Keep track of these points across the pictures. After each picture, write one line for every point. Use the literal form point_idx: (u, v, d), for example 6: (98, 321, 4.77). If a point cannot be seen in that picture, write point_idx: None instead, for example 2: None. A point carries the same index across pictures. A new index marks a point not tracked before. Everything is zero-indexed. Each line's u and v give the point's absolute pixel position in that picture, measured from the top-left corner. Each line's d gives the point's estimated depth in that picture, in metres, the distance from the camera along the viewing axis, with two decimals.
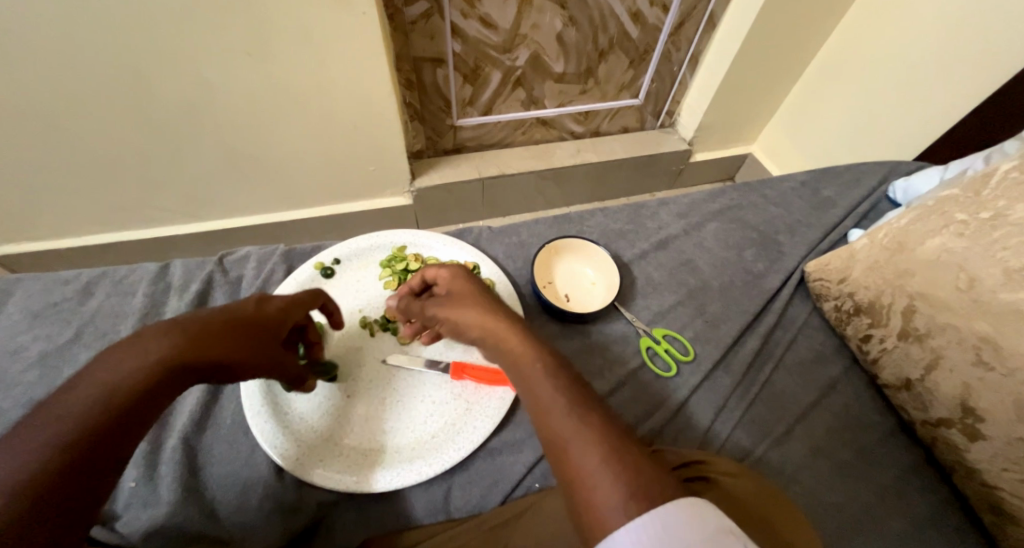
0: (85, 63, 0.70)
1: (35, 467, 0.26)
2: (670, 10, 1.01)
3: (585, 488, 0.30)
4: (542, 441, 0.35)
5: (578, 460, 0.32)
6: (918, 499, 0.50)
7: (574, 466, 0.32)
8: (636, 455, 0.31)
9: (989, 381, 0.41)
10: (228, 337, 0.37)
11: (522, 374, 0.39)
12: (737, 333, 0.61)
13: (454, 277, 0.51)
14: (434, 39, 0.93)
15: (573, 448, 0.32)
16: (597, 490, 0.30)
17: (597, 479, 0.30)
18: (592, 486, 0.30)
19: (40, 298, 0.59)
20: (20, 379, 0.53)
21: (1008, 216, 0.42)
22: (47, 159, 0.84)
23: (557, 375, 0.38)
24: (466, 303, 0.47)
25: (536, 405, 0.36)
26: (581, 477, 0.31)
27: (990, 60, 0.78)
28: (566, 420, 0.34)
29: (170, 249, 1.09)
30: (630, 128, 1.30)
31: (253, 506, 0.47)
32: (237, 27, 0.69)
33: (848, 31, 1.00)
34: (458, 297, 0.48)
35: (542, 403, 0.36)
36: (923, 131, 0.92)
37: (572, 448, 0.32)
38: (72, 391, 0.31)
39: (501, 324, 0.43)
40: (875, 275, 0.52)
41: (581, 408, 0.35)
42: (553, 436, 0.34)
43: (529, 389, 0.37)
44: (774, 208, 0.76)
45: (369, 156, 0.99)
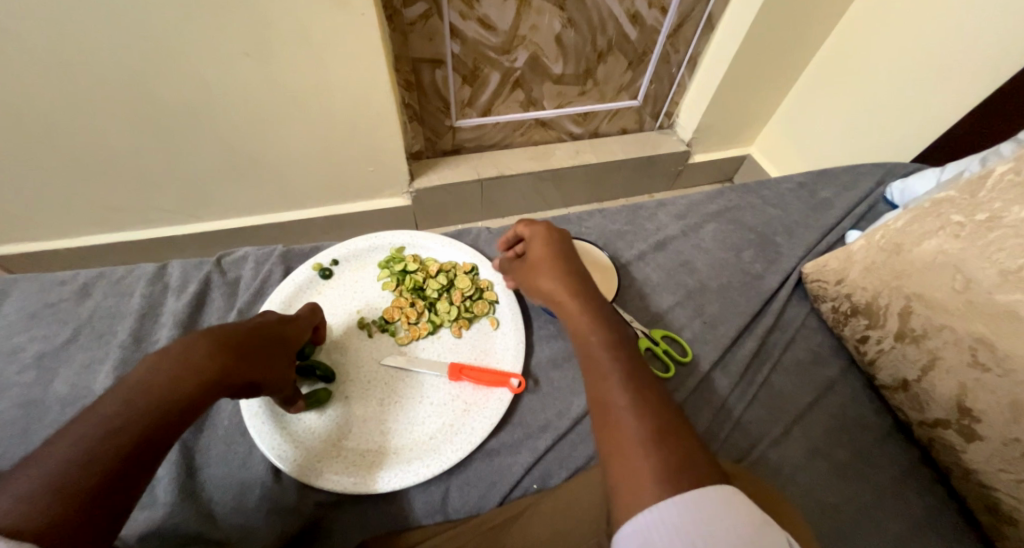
0: (82, 63, 0.70)
1: (66, 474, 0.29)
2: (669, 12, 1.01)
3: (623, 453, 0.34)
4: (595, 401, 0.39)
5: (623, 425, 0.35)
6: (915, 500, 0.50)
7: (619, 428, 0.35)
8: (677, 437, 0.34)
9: (986, 382, 0.41)
10: (222, 356, 0.39)
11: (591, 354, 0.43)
12: (735, 333, 0.61)
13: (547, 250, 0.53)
14: (433, 40, 0.93)
15: (622, 413, 0.36)
16: (632, 458, 0.33)
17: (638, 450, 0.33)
18: (630, 451, 0.33)
19: (37, 298, 0.59)
20: (18, 379, 0.53)
21: (1004, 217, 0.42)
22: (45, 160, 0.84)
23: (620, 351, 0.42)
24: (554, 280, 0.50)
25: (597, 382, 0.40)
26: (620, 443, 0.34)
27: (987, 62, 0.78)
28: (621, 390, 0.38)
29: (169, 249, 1.09)
30: (628, 130, 1.30)
31: (251, 507, 0.47)
32: (235, 26, 0.69)
33: (846, 34, 1.00)
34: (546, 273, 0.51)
35: (602, 371, 0.40)
36: (921, 133, 0.92)
37: (622, 413, 0.36)
38: (98, 404, 0.33)
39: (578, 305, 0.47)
40: (873, 276, 0.52)
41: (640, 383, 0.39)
42: (604, 399, 0.38)
43: (592, 358, 0.42)
44: (773, 209, 0.76)
45: (368, 157, 0.99)
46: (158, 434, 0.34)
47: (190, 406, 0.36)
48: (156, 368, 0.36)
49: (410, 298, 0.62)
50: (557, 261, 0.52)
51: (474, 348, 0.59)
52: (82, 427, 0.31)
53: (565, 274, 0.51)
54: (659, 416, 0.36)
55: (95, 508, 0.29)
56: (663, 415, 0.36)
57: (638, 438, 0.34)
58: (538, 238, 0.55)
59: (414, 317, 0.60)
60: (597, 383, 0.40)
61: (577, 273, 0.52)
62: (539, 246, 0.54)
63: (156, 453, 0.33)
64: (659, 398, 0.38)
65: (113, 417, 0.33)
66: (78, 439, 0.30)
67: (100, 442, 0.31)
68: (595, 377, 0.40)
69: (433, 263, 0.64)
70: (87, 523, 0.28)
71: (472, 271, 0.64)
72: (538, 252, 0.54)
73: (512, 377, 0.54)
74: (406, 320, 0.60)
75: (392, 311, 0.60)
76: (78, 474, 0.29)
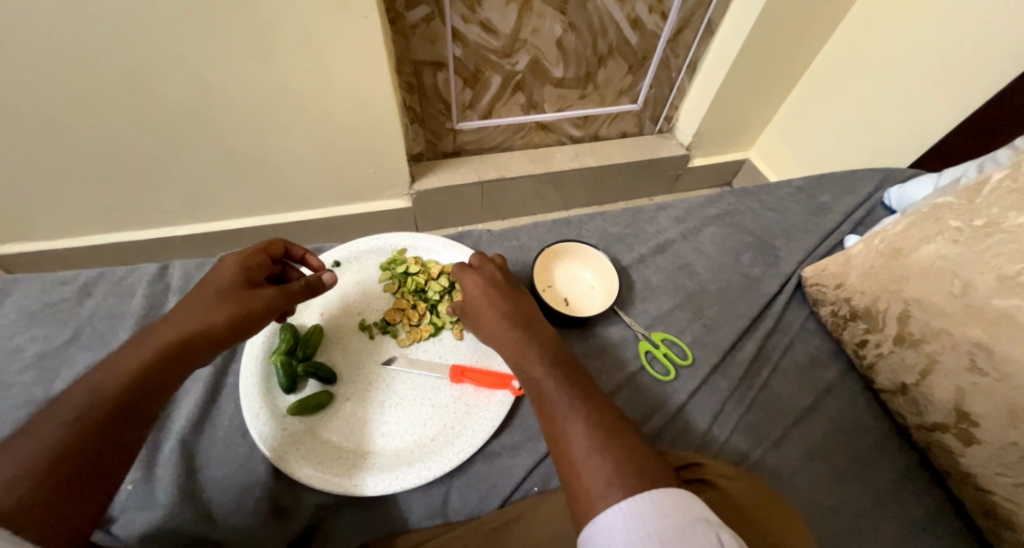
0: (85, 63, 0.70)
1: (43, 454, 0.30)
2: (669, 17, 1.02)
3: (575, 471, 0.34)
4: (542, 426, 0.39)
5: (570, 443, 0.36)
6: (914, 503, 0.50)
7: (566, 448, 0.36)
8: (622, 442, 0.35)
9: (983, 386, 0.42)
10: (186, 330, 0.41)
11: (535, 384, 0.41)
12: (735, 337, 0.61)
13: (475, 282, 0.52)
14: (434, 43, 0.93)
15: (567, 433, 0.36)
16: (586, 473, 0.33)
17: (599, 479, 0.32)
18: (580, 468, 0.34)
19: (37, 298, 0.59)
20: (18, 379, 0.52)
21: (1001, 223, 0.43)
22: (45, 160, 0.84)
23: (561, 366, 0.42)
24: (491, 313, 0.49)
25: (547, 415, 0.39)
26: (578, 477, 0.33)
27: (984, 69, 0.79)
28: (561, 408, 0.38)
29: (168, 249, 1.09)
30: (628, 133, 1.31)
31: (250, 509, 0.47)
32: (239, 28, 0.69)
33: (845, 39, 1.01)
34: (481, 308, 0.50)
35: (542, 393, 0.40)
36: (918, 138, 0.93)
37: (567, 433, 0.36)
38: (75, 390, 0.35)
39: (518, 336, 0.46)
40: (871, 281, 0.53)
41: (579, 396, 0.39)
42: (549, 422, 0.38)
43: (531, 380, 0.42)
44: (772, 213, 0.77)
45: (369, 158, 0.99)
46: (132, 417, 0.35)
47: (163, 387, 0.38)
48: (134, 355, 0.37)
49: (411, 301, 0.62)
50: (486, 287, 0.51)
51: (475, 350, 0.60)
52: (44, 428, 0.31)
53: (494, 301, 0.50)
54: (604, 424, 0.36)
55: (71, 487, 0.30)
56: (607, 423, 0.37)
57: (584, 453, 0.34)
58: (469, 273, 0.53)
59: (415, 319, 0.61)
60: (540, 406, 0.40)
61: (511, 292, 0.51)
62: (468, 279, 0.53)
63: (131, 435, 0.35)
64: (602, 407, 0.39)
65: (89, 401, 0.34)
66: (39, 440, 0.31)
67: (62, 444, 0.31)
68: (538, 399, 0.41)
69: (434, 265, 0.65)
70: (62, 500, 0.29)
71: None
72: (469, 282, 0.52)
73: (514, 380, 0.54)
74: (408, 321, 0.60)
75: (393, 312, 0.61)
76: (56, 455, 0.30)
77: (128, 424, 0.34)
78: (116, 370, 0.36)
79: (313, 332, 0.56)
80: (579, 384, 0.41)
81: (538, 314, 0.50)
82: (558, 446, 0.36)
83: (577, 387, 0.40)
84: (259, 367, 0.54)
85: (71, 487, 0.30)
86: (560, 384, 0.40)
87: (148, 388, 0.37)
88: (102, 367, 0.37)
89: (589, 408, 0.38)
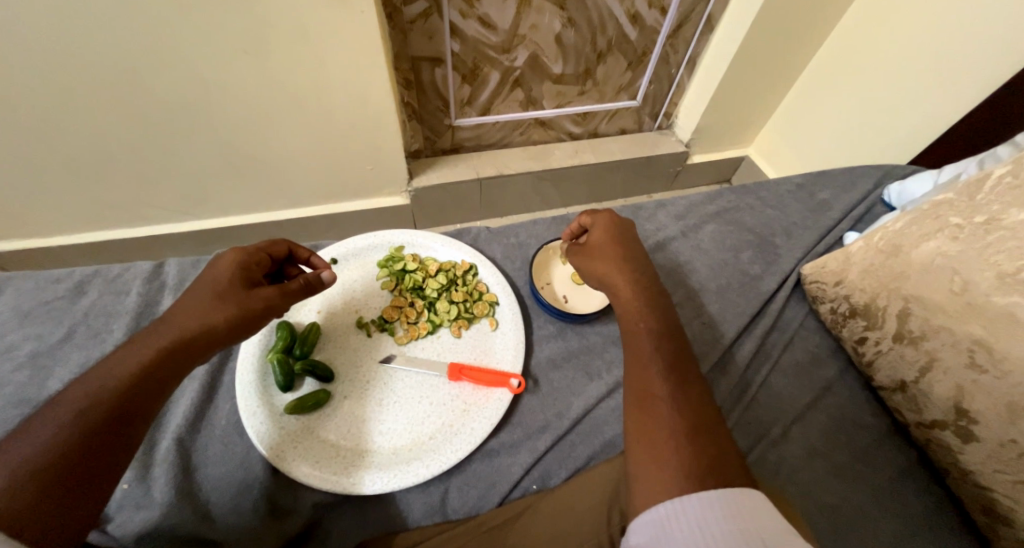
0: (80, 60, 0.69)
1: (39, 457, 0.30)
2: (669, 13, 1.01)
3: (650, 439, 0.35)
4: (634, 380, 0.41)
5: (661, 415, 0.36)
6: (912, 500, 0.50)
7: (654, 415, 0.36)
8: (710, 435, 0.35)
9: (983, 383, 0.41)
10: (184, 333, 0.40)
11: (637, 342, 0.43)
12: (734, 335, 0.61)
13: (606, 228, 0.54)
14: (432, 39, 0.92)
15: (659, 403, 0.37)
16: (659, 448, 0.34)
17: (670, 448, 0.34)
18: (660, 440, 0.34)
19: (31, 296, 0.59)
20: (11, 378, 0.52)
21: (1002, 220, 0.42)
22: (42, 158, 0.83)
23: (669, 340, 0.43)
24: (609, 261, 0.51)
25: (641, 378, 0.40)
26: (658, 447, 0.34)
27: (985, 65, 0.79)
28: (659, 380, 0.39)
29: (166, 247, 1.08)
30: (627, 130, 1.30)
31: (248, 508, 0.46)
32: (235, 23, 0.69)
33: (845, 35, 1.01)
34: (600, 254, 0.52)
35: (646, 359, 0.41)
36: (918, 135, 0.93)
37: (659, 403, 0.37)
38: (70, 392, 0.34)
39: (631, 295, 0.47)
40: (871, 278, 0.53)
41: (679, 376, 0.39)
42: (643, 387, 0.39)
43: (636, 342, 0.43)
44: (772, 210, 0.76)
45: (367, 155, 0.98)
46: (129, 418, 0.35)
47: (162, 388, 0.37)
48: (131, 356, 0.37)
49: (409, 299, 0.62)
50: (616, 244, 0.52)
51: (474, 347, 0.59)
52: (37, 432, 0.31)
53: (619, 259, 0.50)
54: (696, 414, 0.36)
55: (68, 489, 0.30)
56: (698, 412, 0.36)
57: (667, 427, 0.35)
58: (604, 224, 0.54)
59: (413, 317, 0.60)
60: (638, 370, 0.41)
61: (633, 256, 0.51)
62: (600, 228, 0.54)
63: (131, 437, 0.35)
64: (700, 395, 0.38)
65: (85, 402, 0.34)
66: (32, 443, 0.30)
67: (56, 448, 0.31)
68: (636, 364, 0.41)
69: (432, 263, 0.65)
70: (59, 503, 0.29)
71: (470, 271, 0.64)
72: (601, 231, 0.54)
73: (512, 377, 0.54)
74: (406, 319, 0.60)
75: (390, 310, 0.60)
76: (52, 456, 0.30)
77: (125, 425, 0.34)
78: (111, 371, 0.36)
79: (309, 331, 0.55)
80: (681, 365, 0.41)
81: (656, 282, 0.50)
82: (644, 410, 0.37)
83: (679, 368, 0.40)
84: (256, 365, 0.54)
85: (68, 491, 0.30)
86: (662, 355, 0.41)
87: (145, 389, 0.36)
88: (94, 370, 0.36)
89: (686, 394, 0.38)
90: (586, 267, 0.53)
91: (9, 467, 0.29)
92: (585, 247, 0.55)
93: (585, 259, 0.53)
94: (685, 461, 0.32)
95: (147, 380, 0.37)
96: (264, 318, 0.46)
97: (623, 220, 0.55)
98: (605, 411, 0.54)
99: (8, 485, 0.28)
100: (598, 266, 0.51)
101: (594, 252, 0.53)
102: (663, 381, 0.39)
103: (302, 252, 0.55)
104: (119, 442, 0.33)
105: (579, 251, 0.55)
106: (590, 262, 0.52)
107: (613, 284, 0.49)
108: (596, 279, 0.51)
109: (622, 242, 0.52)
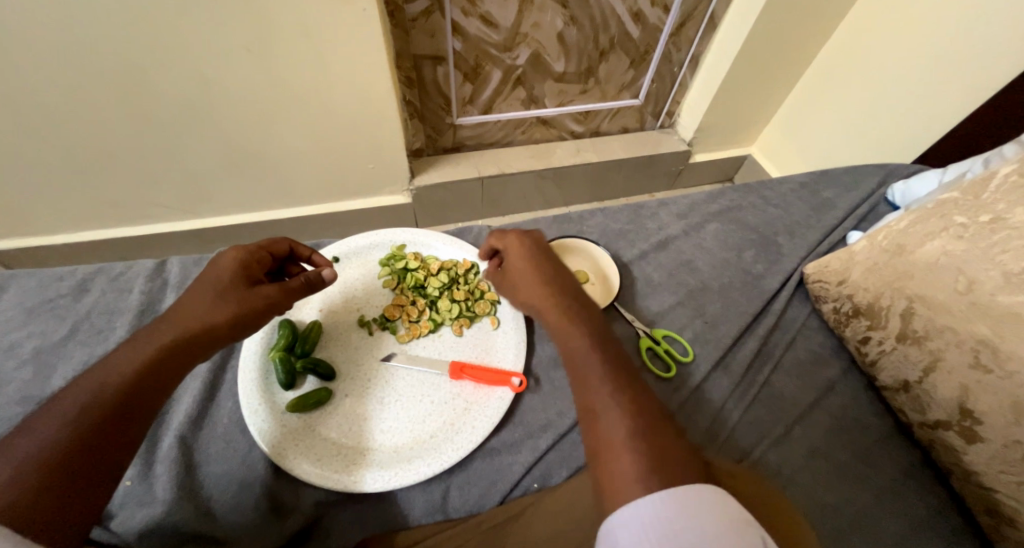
0: (82, 57, 0.69)
1: (44, 453, 0.30)
2: (671, 10, 1.01)
3: (608, 457, 0.33)
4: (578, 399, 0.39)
5: (606, 426, 0.35)
6: (915, 501, 0.50)
7: (600, 429, 0.35)
8: None
9: (987, 383, 0.41)
10: (184, 330, 0.40)
11: (574, 359, 0.41)
12: (736, 334, 0.61)
13: (519, 249, 0.52)
14: (434, 36, 0.92)
15: (603, 414, 0.35)
16: (617, 460, 0.32)
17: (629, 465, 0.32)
18: (612, 452, 0.33)
19: (35, 294, 0.59)
20: (15, 375, 0.52)
21: (1008, 219, 0.42)
22: (44, 155, 0.83)
23: (605, 348, 0.41)
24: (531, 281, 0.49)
25: (584, 395, 0.38)
26: (618, 468, 0.32)
27: (990, 63, 0.78)
28: (604, 393, 0.37)
29: (168, 245, 1.09)
30: (629, 129, 1.30)
31: (250, 506, 0.46)
32: (238, 22, 0.69)
33: (850, 32, 1.00)
34: (522, 278, 0.50)
35: (583, 370, 0.39)
36: (922, 134, 0.92)
37: (602, 414, 0.36)
38: (73, 389, 0.34)
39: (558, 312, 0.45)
40: (874, 277, 0.52)
41: (620, 378, 0.38)
42: (585, 401, 0.37)
43: (571, 355, 0.41)
44: (774, 209, 0.76)
45: (368, 153, 0.98)
46: (133, 414, 0.35)
47: (164, 384, 0.38)
48: (134, 352, 0.37)
49: (411, 297, 0.62)
50: (534, 260, 0.51)
51: (475, 346, 0.59)
52: (42, 428, 0.31)
53: (540, 275, 0.49)
54: (644, 414, 0.35)
55: (70, 485, 0.30)
56: (647, 411, 0.35)
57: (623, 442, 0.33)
58: (517, 243, 0.53)
59: (414, 315, 0.60)
60: (577, 384, 0.39)
61: (555, 269, 0.50)
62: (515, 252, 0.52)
63: (135, 433, 0.35)
64: (644, 395, 0.37)
65: (87, 399, 0.34)
66: (35, 439, 0.30)
67: (59, 444, 0.31)
68: (576, 378, 0.40)
69: (433, 261, 0.64)
70: (62, 499, 0.29)
71: (472, 270, 0.64)
72: (516, 257, 0.52)
73: (514, 376, 0.54)
74: (407, 318, 0.60)
75: (392, 309, 0.60)
76: (56, 451, 0.30)
77: (128, 421, 0.34)
78: (116, 367, 0.36)
79: (311, 329, 0.55)
80: (622, 372, 0.39)
81: (581, 291, 0.49)
82: (590, 427, 0.36)
83: (622, 377, 0.38)
84: (259, 363, 0.54)
85: (71, 487, 0.30)
86: (603, 365, 0.39)
87: (148, 386, 0.36)
88: (98, 366, 0.36)
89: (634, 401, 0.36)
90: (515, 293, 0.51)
91: (11, 463, 0.29)
92: (508, 273, 0.52)
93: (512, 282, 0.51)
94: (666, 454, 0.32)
95: (150, 377, 0.37)
96: (265, 316, 0.46)
97: (532, 237, 0.53)
98: None
99: (10, 482, 0.28)
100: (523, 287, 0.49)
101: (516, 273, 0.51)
102: (607, 394, 0.37)
103: (304, 250, 0.55)
104: (122, 439, 0.34)
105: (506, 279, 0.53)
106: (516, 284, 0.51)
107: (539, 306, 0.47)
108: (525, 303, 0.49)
109: (539, 257, 0.51)
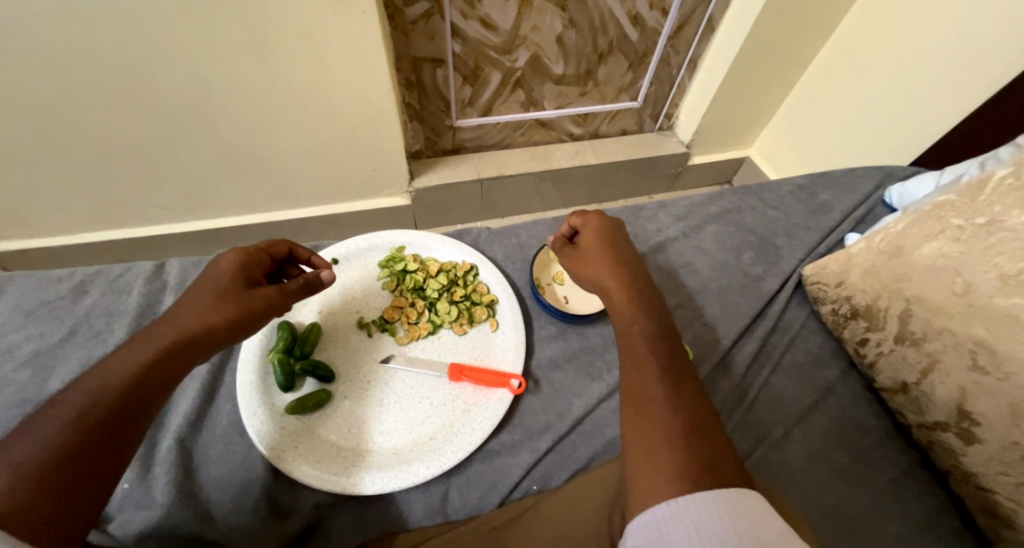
0: (82, 60, 0.69)
1: (43, 456, 0.30)
2: (670, 13, 1.01)
3: (648, 445, 0.34)
4: (627, 383, 0.40)
5: (656, 419, 0.35)
6: (914, 502, 0.50)
7: (649, 412, 0.36)
8: (704, 439, 0.34)
9: (985, 385, 0.41)
10: (182, 333, 0.40)
11: (631, 345, 0.42)
12: (735, 336, 0.61)
13: (593, 232, 0.53)
14: (433, 39, 0.92)
15: (652, 400, 0.37)
16: (654, 449, 0.33)
17: (668, 456, 0.33)
18: (656, 437, 0.34)
19: (34, 296, 0.59)
20: (13, 378, 0.52)
21: (1004, 221, 0.42)
22: (44, 158, 0.83)
23: (658, 339, 0.42)
24: (596, 261, 0.50)
25: (636, 381, 0.39)
26: (659, 453, 0.33)
27: (987, 66, 0.79)
28: (655, 382, 0.38)
29: (166, 247, 1.08)
30: (628, 130, 1.30)
31: (249, 508, 0.46)
32: (238, 24, 0.69)
33: (847, 35, 1.00)
34: (587, 257, 0.51)
35: (640, 362, 0.40)
36: (919, 136, 0.93)
37: (654, 406, 0.36)
38: (69, 393, 0.34)
39: (621, 297, 0.46)
40: (872, 279, 0.53)
41: (675, 378, 0.39)
42: (639, 391, 0.38)
43: (629, 346, 0.42)
44: (773, 211, 0.76)
45: (368, 155, 0.98)
46: (129, 417, 0.35)
47: (162, 387, 0.37)
48: (132, 356, 0.37)
49: (410, 298, 0.62)
50: (606, 247, 0.51)
51: (474, 349, 0.59)
52: (40, 431, 0.31)
53: (609, 261, 0.50)
54: (692, 414, 0.36)
55: (69, 489, 0.30)
56: (694, 414, 0.36)
57: (667, 433, 0.34)
58: (594, 227, 0.54)
59: (414, 317, 0.60)
60: (634, 374, 0.40)
61: (626, 259, 0.51)
62: (590, 231, 0.53)
63: (133, 437, 0.35)
64: (695, 395, 0.38)
65: (86, 402, 0.33)
66: (35, 442, 0.30)
67: (58, 447, 0.31)
68: (633, 369, 0.40)
69: (433, 263, 0.64)
70: (59, 503, 0.29)
71: (471, 272, 0.64)
72: (588, 236, 0.53)
73: (513, 378, 0.54)
74: (406, 320, 0.60)
75: (392, 310, 0.60)
76: (54, 454, 0.30)
77: (125, 424, 0.34)
78: (114, 371, 0.36)
79: (311, 331, 0.55)
80: (677, 364, 0.40)
81: (650, 281, 0.50)
82: (640, 408, 0.37)
83: (674, 370, 0.40)
84: (257, 365, 0.54)
85: (69, 491, 0.30)
86: (657, 356, 0.40)
87: (146, 390, 0.36)
88: (94, 370, 0.36)
89: (682, 395, 0.37)
90: (577, 271, 0.52)
91: (10, 464, 0.29)
92: (575, 249, 0.53)
93: (577, 263, 0.52)
94: (680, 461, 0.32)
95: (148, 380, 0.37)
96: (263, 319, 0.46)
97: (612, 223, 0.55)
98: (606, 411, 0.54)
99: (10, 484, 0.28)
100: (588, 271, 0.50)
101: (586, 254, 0.52)
102: (658, 383, 0.38)
103: (302, 252, 0.55)
104: (121, 443, 0.34)
105: (569, 253, 0.54)
106: (580, 268, 0.51)
107: (603, 287, 0.48)
108: (587, 281, 0.50)
109: (611, 245, 0.52)
